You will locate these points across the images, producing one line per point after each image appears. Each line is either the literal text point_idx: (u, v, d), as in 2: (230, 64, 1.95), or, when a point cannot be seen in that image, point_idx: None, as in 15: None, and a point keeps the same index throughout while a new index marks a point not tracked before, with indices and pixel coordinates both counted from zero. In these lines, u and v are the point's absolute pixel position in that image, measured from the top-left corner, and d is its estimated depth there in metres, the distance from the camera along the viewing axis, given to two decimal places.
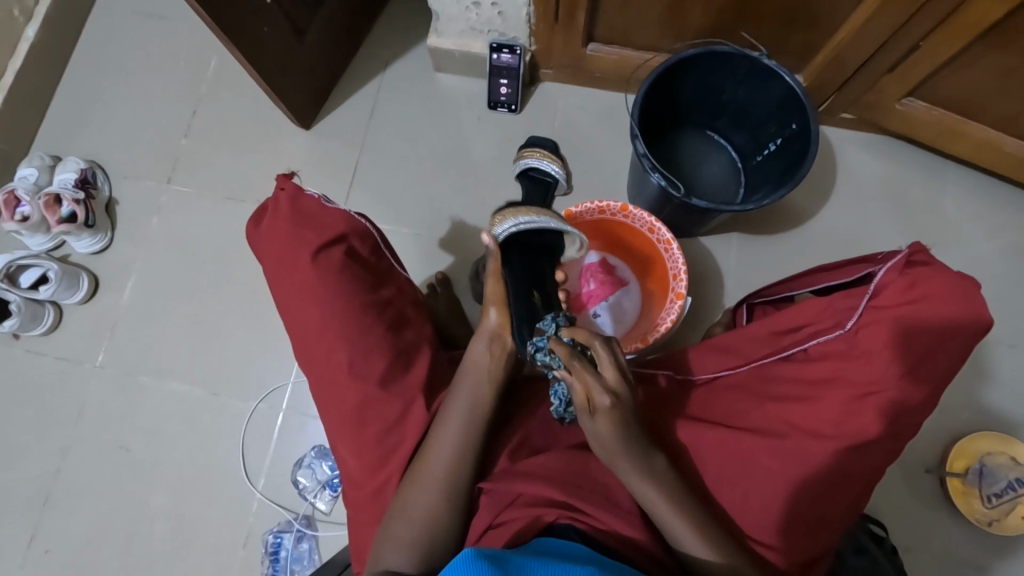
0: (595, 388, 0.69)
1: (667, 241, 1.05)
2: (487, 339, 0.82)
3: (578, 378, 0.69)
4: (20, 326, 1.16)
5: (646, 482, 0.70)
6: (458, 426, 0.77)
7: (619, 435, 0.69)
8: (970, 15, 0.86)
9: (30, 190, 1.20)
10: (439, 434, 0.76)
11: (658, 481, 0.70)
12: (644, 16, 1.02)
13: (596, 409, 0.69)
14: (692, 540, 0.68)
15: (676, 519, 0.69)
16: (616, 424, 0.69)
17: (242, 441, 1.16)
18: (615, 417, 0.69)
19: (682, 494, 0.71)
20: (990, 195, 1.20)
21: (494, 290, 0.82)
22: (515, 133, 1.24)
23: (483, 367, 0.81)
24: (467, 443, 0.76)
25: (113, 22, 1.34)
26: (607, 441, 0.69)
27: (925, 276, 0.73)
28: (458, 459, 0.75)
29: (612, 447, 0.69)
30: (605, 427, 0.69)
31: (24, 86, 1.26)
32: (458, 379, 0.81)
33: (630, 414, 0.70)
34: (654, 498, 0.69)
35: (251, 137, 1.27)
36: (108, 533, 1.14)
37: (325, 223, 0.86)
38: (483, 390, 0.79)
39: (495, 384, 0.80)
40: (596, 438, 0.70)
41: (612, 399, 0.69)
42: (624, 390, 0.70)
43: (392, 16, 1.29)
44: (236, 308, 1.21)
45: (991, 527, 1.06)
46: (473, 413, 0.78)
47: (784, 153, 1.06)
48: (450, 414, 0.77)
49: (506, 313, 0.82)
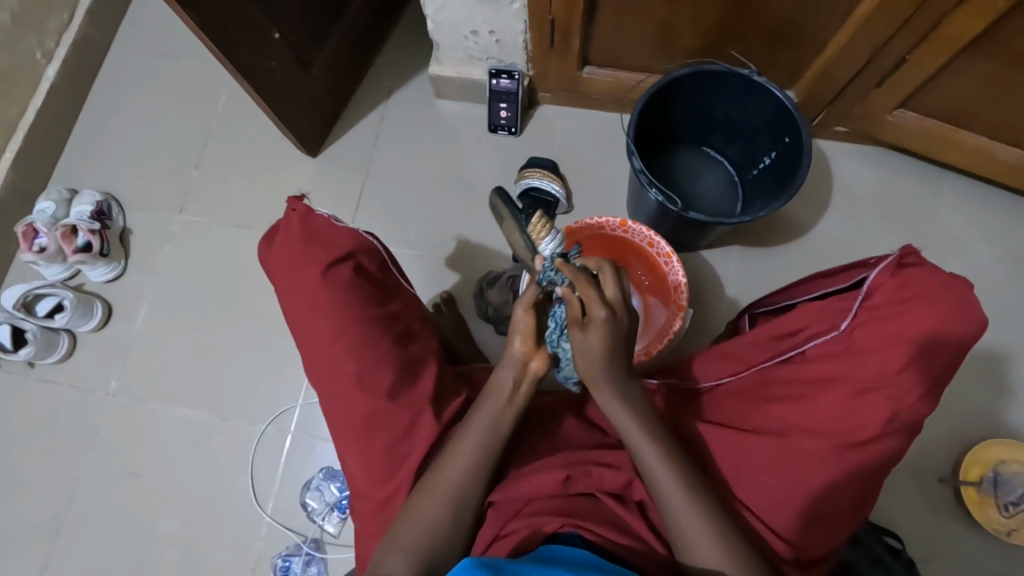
0: (592, 300, 0.69)
1: (667, 254, 1.08)
2: (514, 366, 0.77)
3: (581, 289, 0.69)
4: (36, 354, 1.18)
5: (637, 432, 0.72)
6: (479, 443, 0.74)
7: (607, 353, 0.69)
8: (951, 29, 0.89)
9: (48, 222, 1.24)
10: (456, 451, 0.74)
11: (653, 435, 0.72)
12: (637, 39, 1.06)
13: (589, 323, 0.69)
14: (698, 535, 0.67)
15: (682, 512, 0.68)
16: (607, 339, 0.69)
17: (251, 465, 1.16)
18: (608, 332, 0.69)
19: (673, 450, 0.72)
20: (989, 203, 1.21)
21: (525, 320, 0.77)
22: (514, 155, 1.27)
23: (507, 390, 0.76)
24: (485, 460, 0.74)
25: (129, 61, 1.40)
26: (594, 356, 0.69)
27: (917, 276, 0.74)
28: (473, 476, 0.73)
29: (596, 364, 0.70)
30: (594, 339, 0.68)
31: (43, 125, 1.31)
32: (482, 397, 0.78)
33: (622, 336, 0.70)
34: (651, 455, 0.71)
35: (260, 165, 1.31)
36: (117, 561, 1.14)
37: (333, 241, 0.89)
38: (504, 409, 0.76)
39: (519, 409, 0.77)
40: (583, 354, 0.70)
41: (608, 313, 0.69)
42: (621, 310, 0.70)
43: (395, 47, 1.34)
44: (245, 332, 1.23)
45: (1009, 537, 1.04)
46: (495, 430, 0.75)
47: (778, 166, 1.08)
48: (474, 427, 0.75)
49: (531, 342, 0.77)
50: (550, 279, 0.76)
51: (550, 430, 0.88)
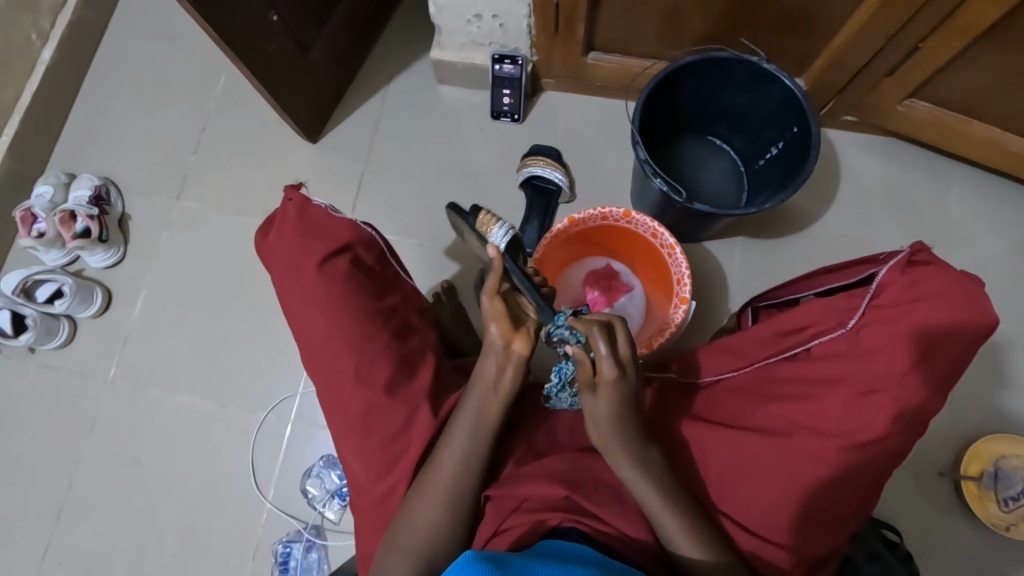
0: (603, 359, 0.68)
1: (670, 246, 1.04)
2: (497, 356, 0.75)
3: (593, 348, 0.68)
4: (36, 340, 1.18)
5: (641, 478, 0.70)
6: (469, 436, 0.74)
7: (616, 415, 0.70)
8: (967, 17, 0.87)
9: (46, 207, 1.23)
10: (448, 444, 0.74)
11: (655, 479, 0.70)
12: (644, 23, 1.03)
13: (600, 385, 0.69)
14: (680, 536, 0.68)
15: (666, 514, 0.69)
16: (617, 400, 0.69)
17: (252, 451, 1.17)
18: (617, 394, 0.69)
19: (677, 494, 0.71)
20: (998, 195, 1.20)
21: (491, 306, 0.75)
22: (517, 142, 1.25)
23: (491, 379, 0.75)
24: (475, 453, 0.73)
25: (126, 43, 1.38)
26: (604, 418, 0.70)
27: (926, 274, 0.72)
28: (465, 471, 0.72)
29: (606, 424, 0.70)
30: (605, 402, 0.69)
31: (39, 108, 1.30)
32: (467, 388, 0.76)
33: (632, 395, 0.70)
34: (657, 502, 0.69)
35: (259, 150, 1.30)
36: (119, 544, 1.15)
37: (330, 233, 0.88)
38: (489, 402, 0.75)
39: (506, 399, 0.75)
40: (594, 417, 0.71)
41: (618, 374, 0.68)
42: (631, 368, 0.70)
43: (396, 30, 1.32)
44: (245, 319, 1.23)
45: (1007, 532, 1.03)
46: (480, 425, 0.74)
47: (785, 157, 1.07)
48: (460, 423, 0.74)
49: (508, 324, 0.74)
50: (561, 335, 0.73)
51: (548, 425, 0.87)
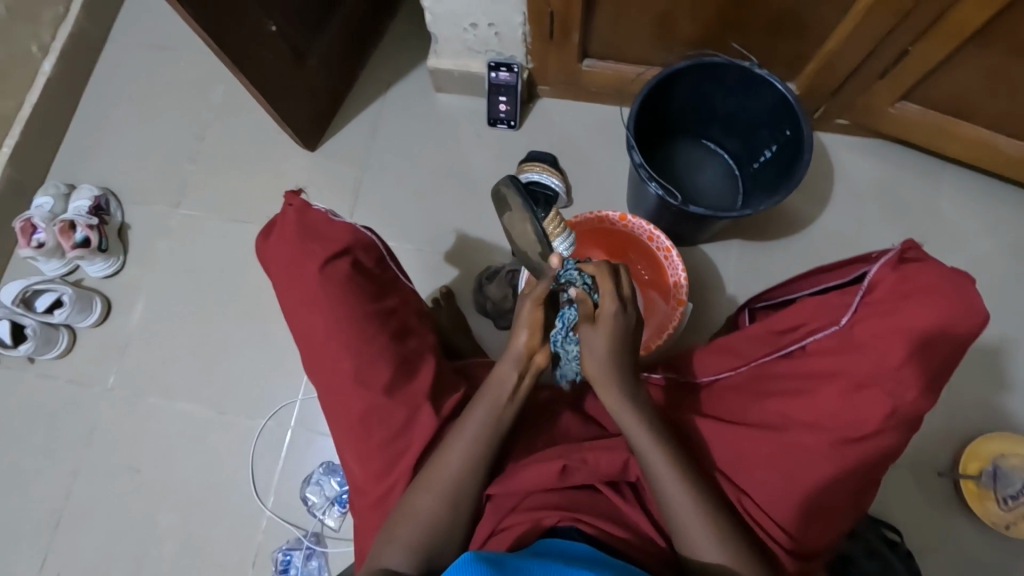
0: (607, 293, 0.74)
1: (666, 249, 1.06)
2: (516, 360, 0.76)
3: (602, 283, 0.74)
4: (35, 350, 1.18)
5: (662, 460, 0.71)
6: (478, 439, 0.73)
7: (614, 349, 0.73)
8: (955, 20, 0.88)
9: (46, 218, 1.24)
10: (453, 445, 0.73)
11: (674, 461, 0.71)
12: (638, 30, 1.05)
13: (601, 317, 0.74)
14: (696, 531, 0.67)
15: (685, 505, 0.68)
16: (616, 333, 0.74)
17: (251, 458, 1.17)
18: (617, 328, 0.74)
19: (695, 480, 0.70)
20: (990, 196, 1.21)
21: (531, 314, 0.76)
22: (513, 149, 1.26)
23: (509, 384, 0.75)
24: (482, 456, 0.73)
25: (125, 54, 1.39)
26: (602, 352, 0.73)
27: (916, 271, 0.73)
28: (470, 471, 0.72)
29: (603, 358, 0.74)
30: (604, 333, 0.73)
31: (39, 120, 1.31)
32: (479, 394, 0.76)
33: (630, 331, 0.75)
34: (676, 487, 0.69)
35: (257, 159, 1.31)
36: (119, 554, 1.14)
37: (330, 237, 0.88)
38: (503, 406, 0.75)
39: (518, 404, 0.76)
40: (591, 348, 0.74)
41: (619, 308, 0.74)
42: (631, 306, 0.76)
43: (393, 39, 1.34)
44: (244, 327, 1.23)
45: (1007, 531, 1.04)
46: (492, 429, 0.74)
47: (778, 159, 1.08)
48: (470, 422, 0.74)
49: (537, 336, 0.76)
50: (569, 278, 0.78)
51: (548, 425, 0.87)
